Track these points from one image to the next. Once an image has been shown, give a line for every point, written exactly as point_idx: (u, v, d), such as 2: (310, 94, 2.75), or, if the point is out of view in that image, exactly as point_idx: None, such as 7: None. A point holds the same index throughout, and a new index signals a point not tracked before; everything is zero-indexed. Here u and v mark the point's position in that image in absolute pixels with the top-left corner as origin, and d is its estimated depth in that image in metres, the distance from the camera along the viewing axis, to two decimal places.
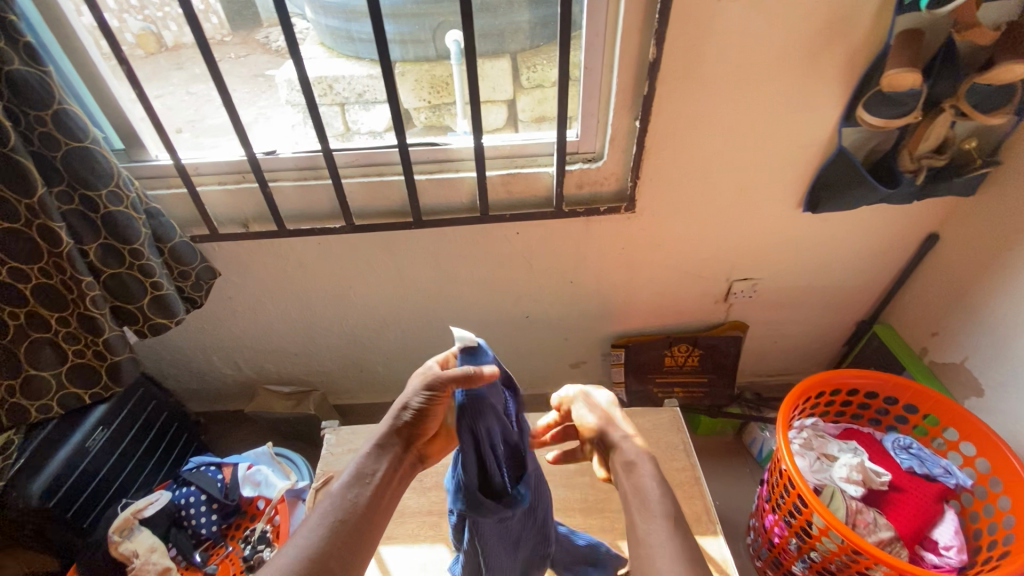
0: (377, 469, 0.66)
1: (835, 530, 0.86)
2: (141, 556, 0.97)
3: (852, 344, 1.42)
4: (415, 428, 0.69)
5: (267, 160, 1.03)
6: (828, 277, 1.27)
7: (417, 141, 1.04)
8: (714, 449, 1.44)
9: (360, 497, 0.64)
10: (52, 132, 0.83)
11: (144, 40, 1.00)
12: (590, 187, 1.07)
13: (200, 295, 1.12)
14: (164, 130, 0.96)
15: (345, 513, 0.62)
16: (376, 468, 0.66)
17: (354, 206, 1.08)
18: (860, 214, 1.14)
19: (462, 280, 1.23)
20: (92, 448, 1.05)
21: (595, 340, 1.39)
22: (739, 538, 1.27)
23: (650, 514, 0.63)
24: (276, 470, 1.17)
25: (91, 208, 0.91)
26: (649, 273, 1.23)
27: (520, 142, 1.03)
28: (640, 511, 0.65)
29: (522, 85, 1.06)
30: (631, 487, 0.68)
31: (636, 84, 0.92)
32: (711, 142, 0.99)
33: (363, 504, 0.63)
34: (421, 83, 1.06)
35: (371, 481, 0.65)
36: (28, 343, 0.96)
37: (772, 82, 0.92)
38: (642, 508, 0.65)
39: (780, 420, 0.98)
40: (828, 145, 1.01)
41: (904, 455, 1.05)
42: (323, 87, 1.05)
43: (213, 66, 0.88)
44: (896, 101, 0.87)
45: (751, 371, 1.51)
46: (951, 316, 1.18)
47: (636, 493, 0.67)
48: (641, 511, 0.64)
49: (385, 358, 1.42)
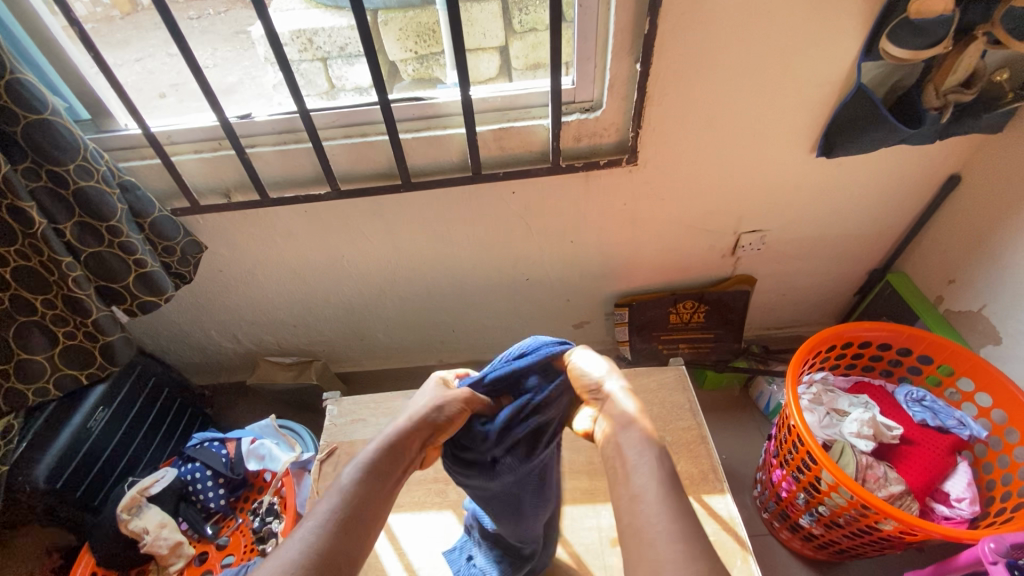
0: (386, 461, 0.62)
1: (845, 486, 0.85)
2: (152, 533, 0.99)
3: (864, 293, 1.38)
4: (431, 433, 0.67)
5: (241, 125, 0.96)
6: (841, 226, 1.21)
7: (401, 96, 0.97)
8: (719, 403, 1.43)
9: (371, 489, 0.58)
10: (8, 105, 0.77)
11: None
12: (589, 140, 1.00)
13: (188, 270, 1.08)
14: (128, 96, 0.89)
15: (352, 501, 0.57)
16: (374, 455, 0.62)
17: (340, 170, 1.03)
18: (877, 157, 1.07)
19: (458, 243, 1.18)
20: (93, 429, 1.05)
21: (598, 299, 1.36)
22: (746, 491, 1.28)
23: (646, 474, 0.54)
24: (282, 443, 1.17)
25: (61, 185, 0.86)
26: (652, 228, 1.17)
27: (512, 93, 0.96)
28: (635, 469, 0.55)
29: (514, 30, 0.97)
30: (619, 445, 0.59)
31: (636, 21, 0.84)
32: (717, 85, 0.91)
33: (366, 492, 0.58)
34: (406, 32, 0.98)
35: (382, 474, 0.61)
36: (16, 327, 0.93)
37: (785, 13, 0.83)
38: (633, 465, 0.56)
39: (790, 376, 0.95)
40: (846, 82, 0.93)
41: (916, 408, 1.03)
42: (303, 41, 0.97)
43: (170, 23, 0.79)
44: (924, 30, 0.79)
45: (758, 325, 1.47)
46: (971, 262, 1.13)
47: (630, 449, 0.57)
48: (637, 467, 0.55)
49: (386, 326, 1.39)
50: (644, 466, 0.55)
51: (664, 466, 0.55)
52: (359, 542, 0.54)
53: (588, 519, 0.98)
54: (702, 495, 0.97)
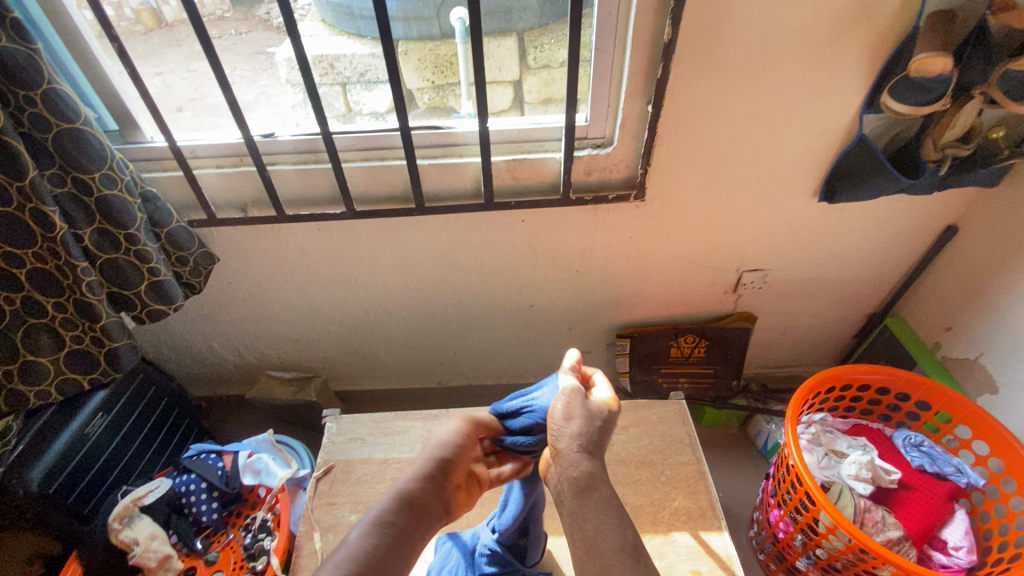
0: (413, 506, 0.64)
1: (843, 529, 0.84)
2: (141, 544, 0.98)
3: (862, 336, 1.39)
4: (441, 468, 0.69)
5: (265, 143, 1.00)
6: (841, 269, 1.24)
7: (419, 124, 1.00)
8: (717, 440, 1.43)
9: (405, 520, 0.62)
10: (42, 113, 0.80)
11: (142, 15, 0.97)
12: (599, 174, 1.03)
13: (199, 281, 1.09)
14: (158, 111, 0.92)
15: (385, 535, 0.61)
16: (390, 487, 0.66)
17: (355, 191, 1.05)
18: (876, 204, 1.10)
19: (466, 268, 1.20)
20: (91, 434, 1.05)
21: (600, 330, 1.37)
22: (742, 531, 1.27)
23: (609, 549, 0.60)
24: (277, 458, 1.18)
25: (84, 192, 0.88)
26: (657, 262, 1.20)
27: (527, 126, 0.99)
28: (595, 542, 0.61)
29: (528, 66, 1.01)
30: (574, 515, 0.63)
31: (649, 66, 0.88)
32: (724, 129, 0.95)
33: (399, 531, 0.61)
34: (424, 63, 1.02)
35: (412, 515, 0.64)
36: (25, 328, 0.94)
37: (790, 65, 0.87)
38: (591, 537, 0.62)
39: (789, 415, 0.96)
40: (848, 132, 0.97)
41: (914, 453, 1.04)
42: (324, 66, 1.01)
43: (206, 42, 0.83)
44: (924, 87, 0.83)
45: (757, 363, 1.48)
46: (967, 310, 1.15)
47: (589, 522, 0.62)
48: (593, 531, 0.62)
49: (388, 346, 1.40)
50: (602, 538, 0.61)
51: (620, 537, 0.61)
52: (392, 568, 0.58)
53: None
54: (699, 531, 0.97)
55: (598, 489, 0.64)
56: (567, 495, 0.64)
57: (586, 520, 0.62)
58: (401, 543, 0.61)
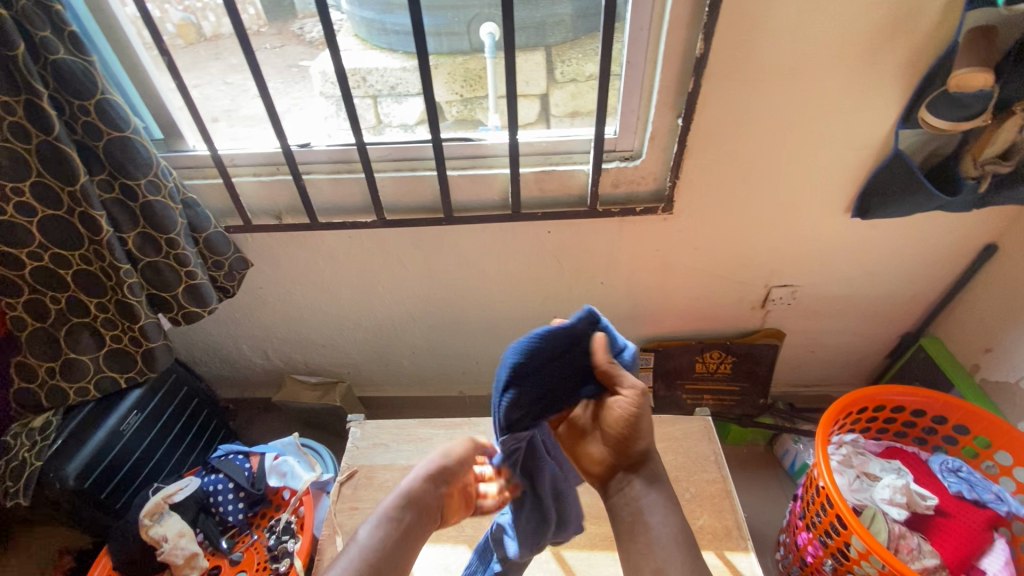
0: (403, 516, 0.66)
1: (876, 555, 0.82)
2: (170, 541, 1.00)
3: (895, 357, 1.36)
4: (444, 483, 0.71)
5: (301, 153, 1.03)
6: (874, 287, 1.21)
7: (449, 137, 1.03)
8: (743, 459, 1.40)
9: (394, 533, 0.65)
10: (94, 121, 0.84)
11: (184, 30, 1.00)
12: (627, 187, 1.03)
13: (232, 285, 1.12)
14: (201, 121, 0.96)
15: (376, 554, 0.63)
16: (405, 517, 0.66)
17: (387, 200, 1.08)
18: (911, 221, 1.08)
19: (491, 277, 1.21)
20: (125, 431, 1.08)
21: (624, 343, 1.36)
22: (769, 553, 1.24)
23: (669, 542, 0.63)
24: (302, 461, 1.19)
25: (130, 197, 0.92)
26: (684, 275, 1.19)
27: (555, 139, 1.01)
28: (656, 535, 0.64)
29: (556, 79, 1.03)
30: (638, 507, 0.65)
31: (680, 80, 0.88)
32: (755, 142, 0.95)
33: (388, 544, 0.64)
34: (454, 76, 1.04)
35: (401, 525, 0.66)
36: (68, 327, 0.98)
37: (822, 80, 0.87)
38: (654, 531, 0.64)
39: (819, 434, 0.94)
40: (883, 147, 0.96)
41: (952, 479, 1.00)
42: (357, 78, 1.04)
43: (250, 55, 0.87)
44: (962, 103, 0.82)
45: (785, 381, 1.45)
46: (1007, 332, 1.11)
47: (651, 514, 0.65)
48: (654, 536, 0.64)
49: (411, 353, 1.41)
50: (667, 532, 0.64)
51: (686, 549, 0.62)
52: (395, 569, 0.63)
53: (609, 569, 0.94)
54: (724, 551, 0.94)
55: (661, 485, 0.67)
56: (629, 493, 0.66)
57: (642, 528, 0.64)
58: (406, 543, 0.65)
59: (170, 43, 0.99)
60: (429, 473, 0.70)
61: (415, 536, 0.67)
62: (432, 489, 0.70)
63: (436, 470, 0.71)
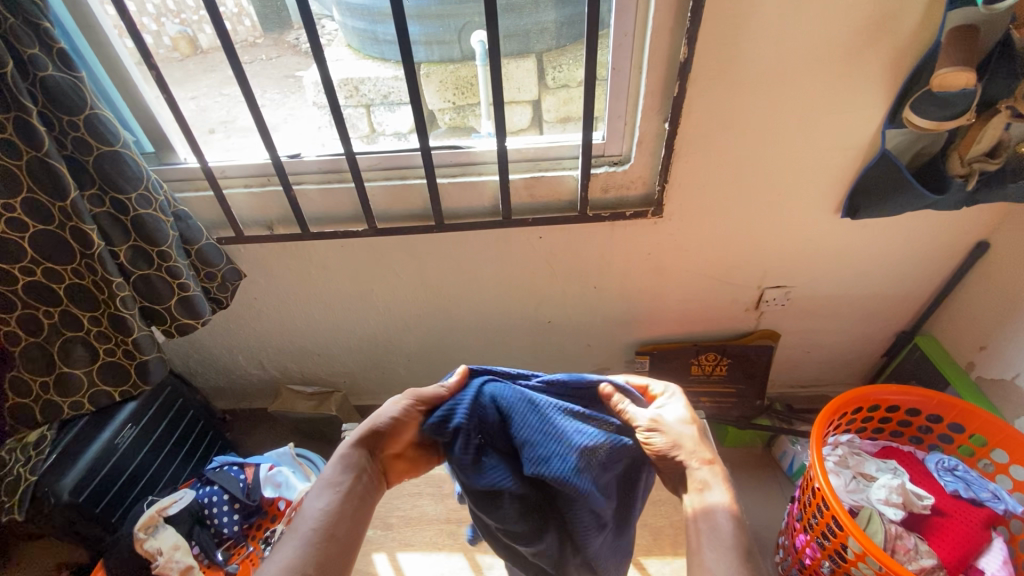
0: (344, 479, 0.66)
1: (873, 556, 0.81)
2: (164, 554, 0.98)
3: (891, 356, 1.35)
4: (383, 439, 0.69)
5: (291, 163, 1.04)
6: (867, 286, 1.21)
7: (439, 144, 1.03)
8: (740, 461, 1.40)
9: (333, 503, 0.64)
10: (84, 136, 0.84)
11: (179, 43, 1.01)
12: (616, 191, 1.04)
13: (225, 295, 1.12)
14: (192, 134, 0.96)
15: (326, 522, 0.63)
16: (344, 478, 0.66)
17: (378, 209, 1.08)
18: (901, 220, 1.08)
19: (484, 284, 1.21)
20: (120, 445, 1.07)
21: (618, 347, 1.36)
22: (768, 556, 1.23)
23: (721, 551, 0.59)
24: (298, 471, 1.19)
25: (121, 210, 0.92)
26: (676, 278, 1.19)
27: (544, 145, 1.01)
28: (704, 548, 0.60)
29: (547, 85, 1.03)
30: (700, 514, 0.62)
31: (666, 84, 0.89)
32: (742, 145, 0.95)
33: (333, 513, 0.63)
34: (445, 84, 1.04)
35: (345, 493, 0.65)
36: (62, 342, 0.98)
37: (807, 81, 0.87)
38: (705, 548, 0.60)
39: (813, 435, 0.93)
40: (870, 148, 0.96)
41: (948, 478, 1.00)
42: (349, 88, 1.04)
43: (237, 67, 0.87)
44: (946, 102, 0.82)
45: (781, 381, 1.45)
46: (1000, 329, 1.11)
47: (705, 521, 0.62)
48: (709, 541, 0.60)
49: (407, 360, 1.41)
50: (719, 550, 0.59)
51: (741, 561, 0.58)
52: (353, 533, 0.63)
53: None
54: None
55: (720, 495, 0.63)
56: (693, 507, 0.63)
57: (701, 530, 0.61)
58: (353, 508, 0.64)
59: (165, 55, 1.00)
60: (358, 438, 0.69)
61: (359, 496, 0.66)
62: (360, 458, 0.68)
63: (368, 435, 0.69)
